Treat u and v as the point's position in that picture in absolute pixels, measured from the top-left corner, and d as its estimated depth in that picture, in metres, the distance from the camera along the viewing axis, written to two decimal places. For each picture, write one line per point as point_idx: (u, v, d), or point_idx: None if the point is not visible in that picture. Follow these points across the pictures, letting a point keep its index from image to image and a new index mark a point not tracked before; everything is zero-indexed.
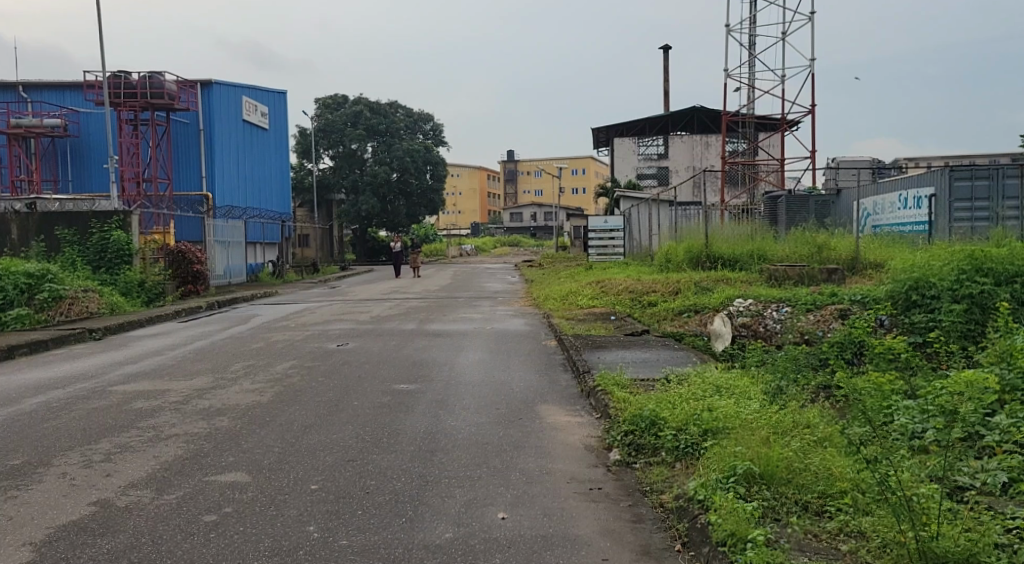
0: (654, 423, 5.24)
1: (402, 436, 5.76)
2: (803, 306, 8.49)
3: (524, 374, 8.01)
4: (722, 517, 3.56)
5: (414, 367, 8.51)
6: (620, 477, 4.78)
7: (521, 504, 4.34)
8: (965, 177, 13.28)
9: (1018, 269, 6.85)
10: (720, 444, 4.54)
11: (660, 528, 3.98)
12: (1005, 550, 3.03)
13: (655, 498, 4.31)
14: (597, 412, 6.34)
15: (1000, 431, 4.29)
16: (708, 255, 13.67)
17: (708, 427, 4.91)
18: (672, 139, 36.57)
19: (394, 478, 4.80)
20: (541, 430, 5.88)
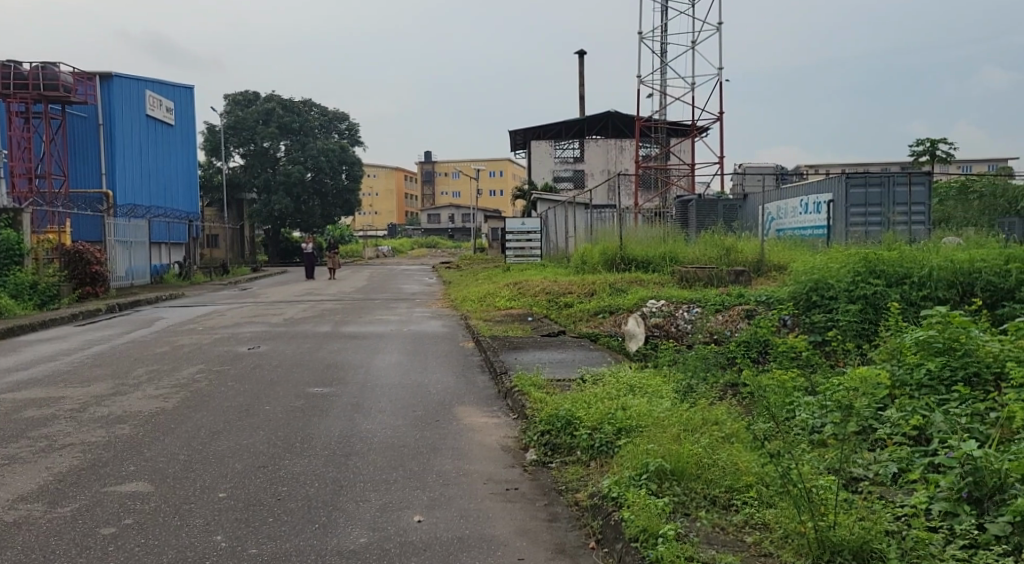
0: (569, 422, 5.22)
1: (315, 440, 5.50)
2: (712, 307, 8.75)
3: (442, 375, 7.89)
4: (634, 514, 3.57)
5: (329, 370, 8.20)
6: (536, 477, 4.74)
7: (438, 506, 4.22)
8: (860, 184, 14.07)
9: (906, 270, 7.31)
10: (633, 443, 4.55)
11: (575, 526, 3.94)
12: (896, 537, 3.16)
13: (570, 497, 4.29)
14: (513, 413, 6.28)
15: (891, 424, 4.51)
16: (622, 257, 13.98)
17: (622, 425, 4.93)
18: (588, 144, 37.24)
19: (306, 483, 4.57)
20: (458, 432, 5.77)
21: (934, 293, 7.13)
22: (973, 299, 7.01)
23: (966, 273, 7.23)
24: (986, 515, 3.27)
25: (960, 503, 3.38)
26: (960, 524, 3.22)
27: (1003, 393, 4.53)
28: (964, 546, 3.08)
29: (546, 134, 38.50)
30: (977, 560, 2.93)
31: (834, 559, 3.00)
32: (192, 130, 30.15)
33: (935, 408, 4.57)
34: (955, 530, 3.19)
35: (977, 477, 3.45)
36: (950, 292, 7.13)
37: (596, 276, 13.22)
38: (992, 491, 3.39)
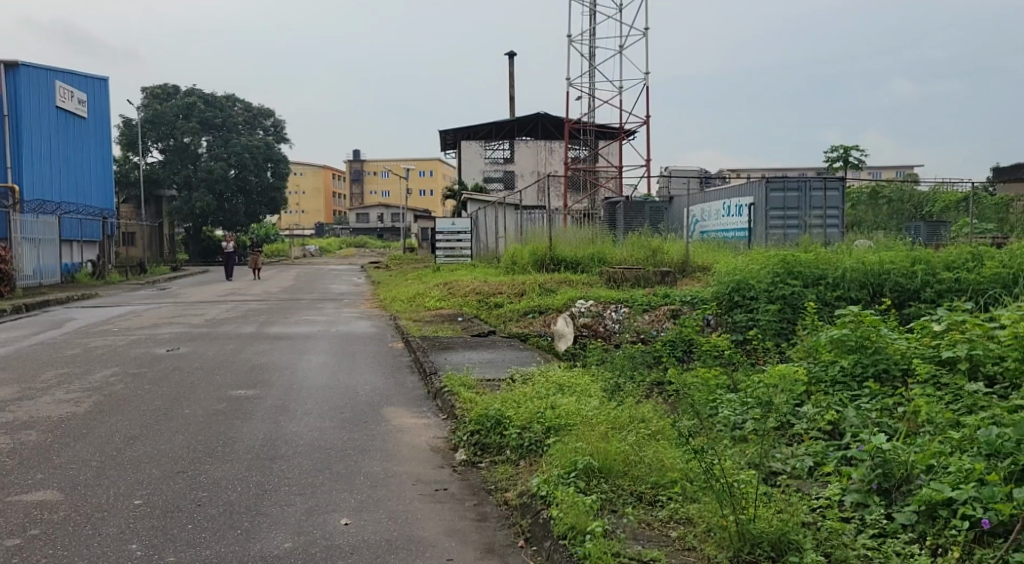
0: (499, 422, 5.17)
1: (238, 444, 5.24)
2: (638, 307, 8.88)
3: (370, 376, 7.69)
4: (563, 511, 3.55)
5: (253, 372, 7.87)
6: (466, 477, 4.66)
7: (366, 509, 4.08)
8: (778, 189, 14.67)
9: (822, 272, 7.64)
10: (562, 441, 4.54)
11: (504, 525, 3.89)
12: (812, 528, 3.25)
13: (500, 496, 4.24)
14: (443, 414, 6.17)
15: (807, 419, 4.68)
16: (552, 258, 14.07)
17: (551, 424, 4.92)
18: (517, 145, 37.38)
19: (229, 488, 4.34)
20: (386, 433, 5.62)
21: (847, 293, 7.45)
22: (882, 299, 7.36)
23: (875, 275, 7.57)
24: (894, 505, 3.41)
25: (870, 494, 3.52)
26: (870, 514, 3.35)
27: (909, 388, 4.75)
28: (874, 535, 3.20)
29: (476, 134, 38.34)
30: (885, 548, 3.06)
31: (755, 551, 3.07)
32: (105, 123, 28.47)
33: (847, 404, 4.76)
34: (865, 520, 3.32)
35: (886, 469, 3.59)
36: (862, 291, 7.46)
37: (524, 276, 13.27)
38: (900, 482, 3.54)
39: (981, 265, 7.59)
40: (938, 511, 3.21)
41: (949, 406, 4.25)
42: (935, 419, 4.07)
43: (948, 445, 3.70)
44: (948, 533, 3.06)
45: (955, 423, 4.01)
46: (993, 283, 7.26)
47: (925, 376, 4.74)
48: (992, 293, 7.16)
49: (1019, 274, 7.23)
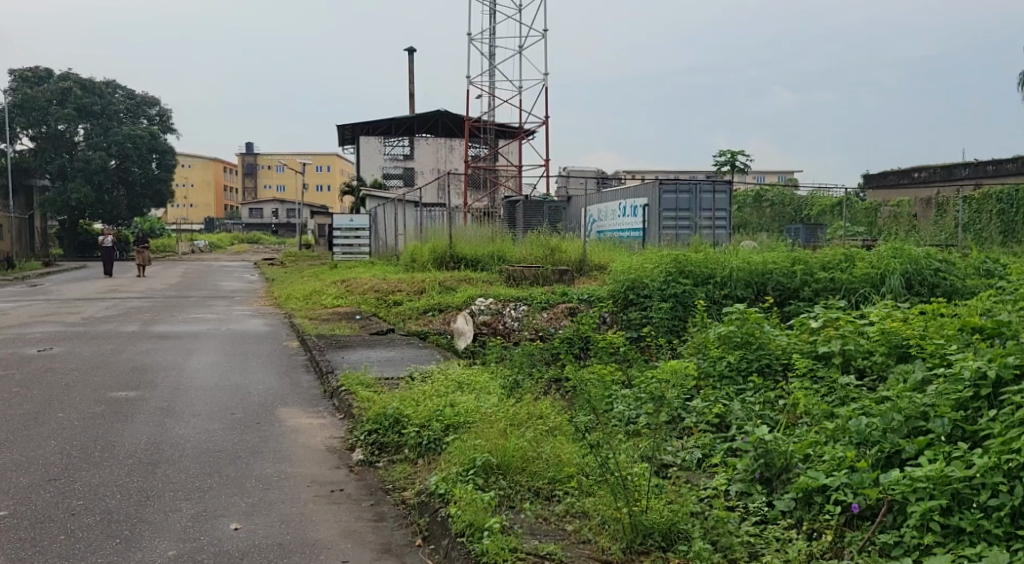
0: (397, 421, 5.02)
1: (118, 448, 4.80)
2: (537, 305, 8.96)
3: (262, 376, 7.30)
4: (461, 509, 3.46)
5: (134, 372, 7.28)
6: (362, 477, 4.48)
7: (258, 512, 3.84)
8: (671, 191, 15.24)
9: (710, 272, 7.97)
10: (461, 439, 4.46)
11: (401, 525, 3.76)
12: (700, 518, 3.34)
13: (398, 496, 4.10)
14: (340, 413, 5.93)
15: (696, 413, 4.83)
16: (452, 256, 13.95)
17: (450, 422, 4.83)
18: (417, 141, 36.87)
19: (107, 495, 3.96)
20: (280, 434, 5.34)
21: (733, 291, 7.81)
22: (766, 297, 7.75)
23: (760, 274, 7.97)
24: (774, 493, 3.57)
25: (753, 484, 3.67)
26: (753, 502, 3.49)
27: (789, 381, 5.01)
28: (757, 523, 3.34)
29: (375, 130, 37.49)
30: (765, 534, 3.19)
31: (647, 542, 3.12)
32: None
33: (734, 397, 4.96)
34: (749, 508, 3.45)
35: (767, 458, 3.76)
36: (747, 290, 7.83)
37: (425, 274, 13.05)
38: (780, 471, 3.71)
39: (853, 266, 8.12)
40: (814, 497, 3.38)
41: (824, 397, 4.51)
42: (812, 411, 4.30)
43: (823, 435, 3.89)
44: (822, 517, 3.23)
45: (829, 414, 4.25)
46: (863, 283, 7.75)
47: (804, 370, 5.00)
48: (863, 292, 7.64)
49: (886, 274, 7.75)
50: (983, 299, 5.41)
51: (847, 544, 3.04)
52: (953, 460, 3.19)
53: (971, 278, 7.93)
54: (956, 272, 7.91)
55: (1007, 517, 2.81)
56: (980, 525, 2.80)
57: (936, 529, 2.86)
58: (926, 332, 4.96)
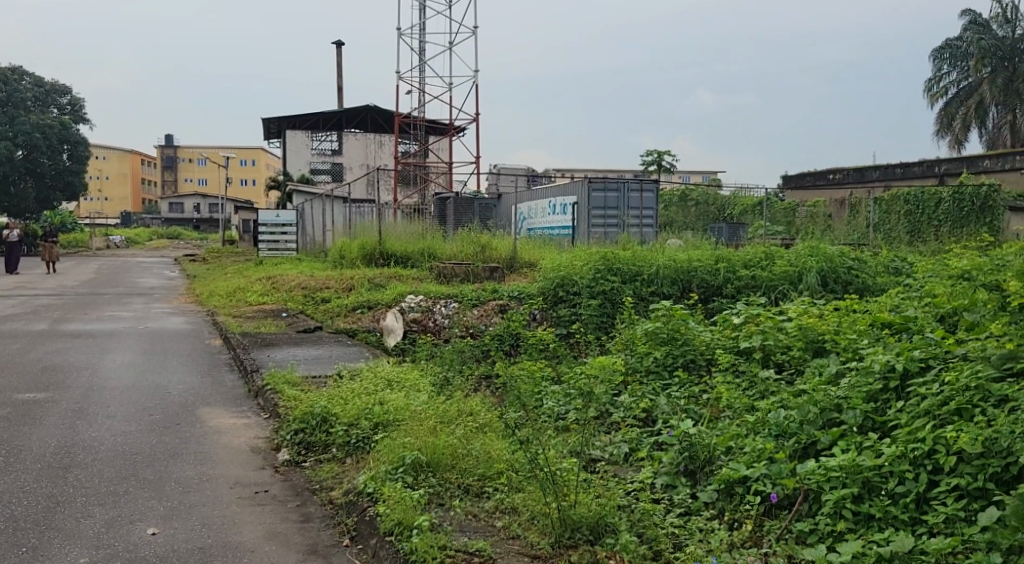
0: (324, 420, 4.87)
1: (24, 453, 4.47)
2: (468, 302, 8.91)
3: (183, 376, 6.94)
4: (390, 507, 3.38)
5: (41, 373, 6.79)
6: (288, 477, 4.31)
7: (177, 516, 3.64)
8: (599, 190, 15.46)
9: (638, 269, 8.11)
10: (390, 437, 4.35)
11: (328, 525, 3.64)
12: (627, 511, 3.37)
13: (325, 496, 3.97)
14: (265, 413, 5.71)
15: (624, 408, 4.90)
16: (381, 253, 13.71)
17: (380, 420, 4.71)
18: (346, 136, 36.05)
19: (12, 503, 3.68)
20: (202, 435, 5.09)
21: (660, 288, 7.98)
22: (691, 294, 7.94)
23: (685, 272, 8.16)
24: (698, 485, 3.65)
25: (678, 476, 3.74)
26: (678, 494, 3.55)
27: (712, 376, 5.15)
28: (681, 514, 3.40)
29: (302, 124, 36.42)
30: (689, 526, 3.24)
31: (575, 536, 3.13)
32: None
33: (660, 392, 5.05)
34: (673, 500, 3.51)
35: (691, 451, 3.84)
36: (673, 287, 8.01)
37: (354, 270, 12.78)
38: (703, 463, 3.79)
39: (773, 264, 8.40)
40: (734, 488, 3.48)
41: (745, 391, 4.65)
42: (734, 405, 4.41)
43: (744, 427, 4.00)
44: (743, 507, 3.32)
45: (749, 407, 4.37)
46: (781, 280, 8.01)
47: (726, 365, 5.15)
48: (782, 289, 7.90)
49: (803, 272, 8.03)
50: (892, 297, 5.69)
51: (765, 533, 3.13)
52: (864, 450, 3.33)
53: (882, 275, 8.32)
54: (867, 270, 8.29)
55: (913, 503, 2.94)
56: (888, 511, 2.93)
57: (848, 516, 2.97)
58: (839, 327, 5.17)
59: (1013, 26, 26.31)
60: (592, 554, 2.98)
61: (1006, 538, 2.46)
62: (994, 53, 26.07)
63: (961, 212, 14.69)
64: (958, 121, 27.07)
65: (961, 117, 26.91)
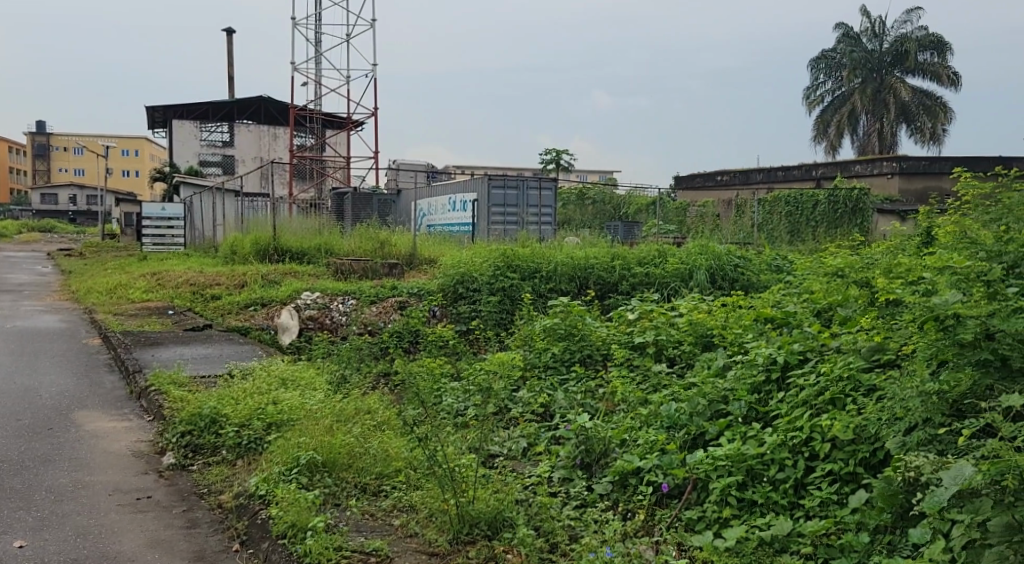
0: (214, 421, 4.57)
1: None
2: (366, 298, 8.66)
3: (55, 378, 6.32)
4: (283, 510, 3.21)
5: None
6: (173, 482, 4.01)
7: (48, 526, 3.31)
8: (498, 186, 15.48)
9: (537, 266, 8.20)
10: (284, 437, 4.14)
11: (216, 530, 3.41)
12: (526, 506, 3.36)
13: (213, 500, 3.72)
14: (148, 416, 5.29)
15: (522, 403, 4.91)
16: (276, 249, 13.09)
17: (273, 420, 4.47)
18: (238, 127, 33.82)
19: None
20: (76, 440, 4.65)
21: (558, 285, 8.08)
22: (588, 290, 8.11)
23: (582, 269, 8.33)
24: (594, 478, 3.71)
25: (574, 470, 3.78)
26: (574, 487, 3.59)
27: (608, 370, 5.26)
28: (578, 506, 3.43)
29: (190, 114, 33.92)
30: (585, 517, 3.28)
31: (473, 531, 3.09)
32: None
33: (557, 387, 5.10)
34: (570, 493, 3.54)
35: (587, 444, 3.90)
36: (571, 284, 8.15)
37: (246, 267, 12.14)
38: (599, 456, 3.85)
39: (665, 261, 8.71)
40: (628, 479, 3.56)
41: (638, 385, 4.77)
42: (628, 398, 4.51)
43: (638, 420, 4.09)
44: (636, 497, 3.39)
45: (643, 400, 4.48)
46: (673, 277, 8.32)
47: (621, 360, 5.27)
48: (673, 285, 8.21)
49: (693, 270, 8.38)
50: (774, 293, 6.02)
51: (657, 522, 3.21)
52: (748, 439, 3.49)
53: (764, 273, 8.77)
54: (752, 268, 8.75)
55: (791, 488, 3.11)
56: (769, 497, 3.08)
57: (733, 503, 3.11)
58: (725, 322, 5.41)
59: (881, 40, 28.57)
60: (490, 550, 2.94)
61: (873, 518, 2.63)
62: (864, 65, 28.28)
63: (835, 213, 15.83)
64: (832, 127, 29.13)
65: (835, 124, 28.98)
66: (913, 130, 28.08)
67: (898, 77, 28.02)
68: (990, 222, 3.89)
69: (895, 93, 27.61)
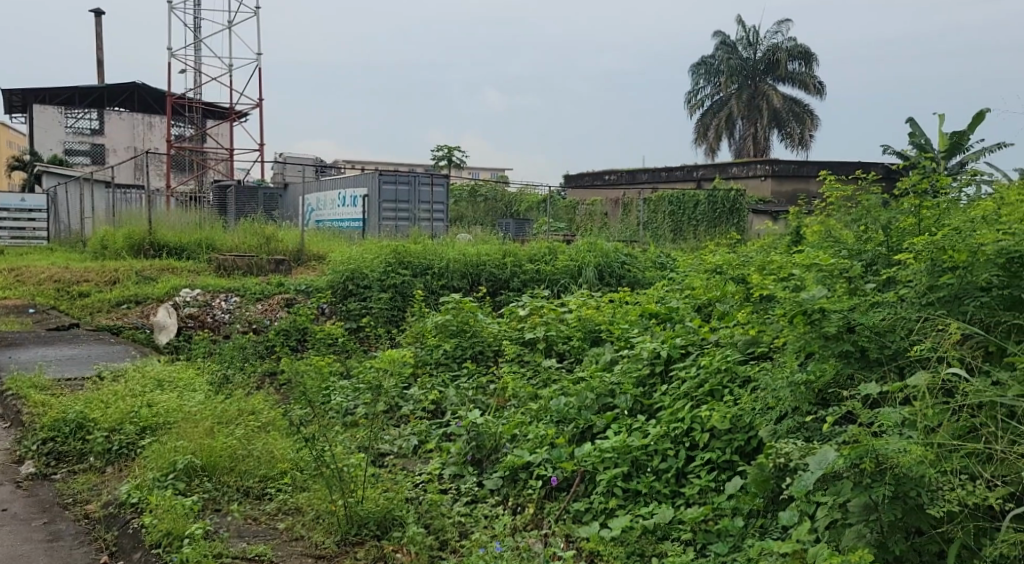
0: (81, 426, 4.15)
1: None
2: (251, 296, 8.21)
3: None
4: (157, 517, 2.96)
5: None
6: (33, 492, 3.62)
7: None
8: (390, 182, 15.15)
9: (429, 263, 8.11)
10: (159, 442, 3.82)
11: (82, 542, 3.10)
12: (416, 503, 3.28)
13: (78, 510, 3.38)
14: (4, 423, 4.75)
15: (413, 400, 4.81)
16: (152, 243, 12.05)
17: (147, 424, 4.13)
18: (109, 114, 28.82)
19: None
20: None
21: (450, 282, 8.03)
22: (479, 287, 8.11)
23: (474, 265, 8.32)
24: (485, 473, 3.69)
25: (465, 465, 3.75)
26: (465, 483, 3.56)
27: (499, 366, 5.27)
28: (468, 502, 3.40)
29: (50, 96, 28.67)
30: (475, 513, 3.24)
31: (361, 532, 2.99)
32: None
33: (448, 384, 5.04)
34: (460, 489, 3.51)
35: (479, 440, 3.86)
36: (462, 281, 8.12)
37: (118, 262, 11.20)
38: (489, 452, 3.84)
39: (556, 259, 8.85)
40: (518, 473, 3.57)
41: (529, 381, 4.79)
42: (519, 394, 4.52)
43: (528, 415, 4.11)
44: (526, 492, 3.40)
45: (533, 395, 4.50)
46: (563, 274, 8.49)
47: (512, 355, 5.29)
48: (563, 282, 8.38)
49: (582, 267, 8.57)
50: (658, 289, 6.26)
51: (546, 515, 3.24)
52: (633, 431, 3.59)
53: (649, 269, 9.10)
54: (638, 264, 9.03)
55: (673, 477, 3.22)
56: (652, 486, 3.18)
57: (619, 493, 3.19)
58: (612, 318, 5.56)
59: (755, 49, 30.45)
60: (379, 550, 2.86)
61: (748, 503, 2.77)
62: (740, 73, 30.09)
63: (714, 213, 16.73)
64: (711, 131, 30.81)
65: (714, 128, 30.67)
66: (784, 135, 30.16)
67: (770, 84, 29.98)
68: (849, 221, 4.21)
69: (768, 99, 29.55)
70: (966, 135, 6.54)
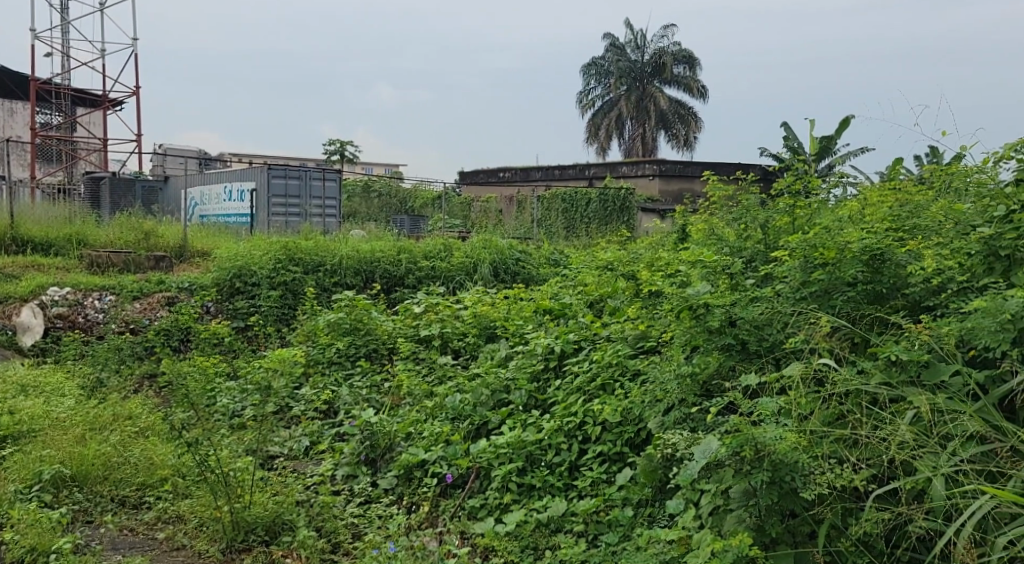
0: None
1: None
2: (128, 294, 7.45)
3: None
4: (18, 532, 2.67)
5: None
6: None
7: None
8: (279, 176, 14.49)
9: (320, 260, 7.83)
10: (21, 451, 3.44)
11: None
12: (306, 506, 3.14)
13: None
14: None
15: (304, 400, 4.64)
16: (14, 238, 10.76)
17: (7, 432, 3.73)
18: None
19: None
20: None
21: (342, 279, 7.80)
22: (373, 284, 7.92)
23: (367, 262, 8.10)
24: (379, 473, 3.60)
25: (358, 466, 3.65)
26: (358, 484, 3.48)
27: (393, 364, 5.16)
28: (361, 503, 3.32)
29: None
30: (369, 513, 3.12)
31: (248, 538, 2.85)
32: None
33: (341, 383, 4.89)
34: (354, 490, 3.42)
35: (372, 440, 3.77)
36: (356, 278, 7.90)
37: None
38: (384, 451, 3.74)
39: (451, 255, 8.74)
40: (413, 471, 3.50)
41: (424, 378, 4.71)
42: (414, 391, 4.43)
43: (423, 412, 4.03)
44: (420, 490, 3.35)
45: (428, 393, 4.42)
46: (458, 271, 8.42)
47: (407, 353, 5.18)
48: (458, 279, 8.31)
49: (477, 264, 8.53)
50: (551, 285, 6.34)
51: (441, 512, 3.21)
52: (528, 426, 3.60)
53: (542, 266, 9.17)
54: (532, 261, 9.07)
55: (566, 470, 3.26)
56: (546, 480, 3.20)
57: (513, 488, 3.20)
58: (508, 314, 5.56)
59: (642, 52, 31.52)
60: (267, 555, 2.74)
61: (637, 492, 2.84)
62: (629, 74, 31.10)
63: (605, 211, 17.23)
64: (602, 131, 31.76)
65: (605, 128, 31.67)
66: (670, 136, 31.41)
67: (657, 86, 31.14)
68: (730, 220, 4.43)
69: (654, 101, 30.72)
70: (833, 140, 7.03)
